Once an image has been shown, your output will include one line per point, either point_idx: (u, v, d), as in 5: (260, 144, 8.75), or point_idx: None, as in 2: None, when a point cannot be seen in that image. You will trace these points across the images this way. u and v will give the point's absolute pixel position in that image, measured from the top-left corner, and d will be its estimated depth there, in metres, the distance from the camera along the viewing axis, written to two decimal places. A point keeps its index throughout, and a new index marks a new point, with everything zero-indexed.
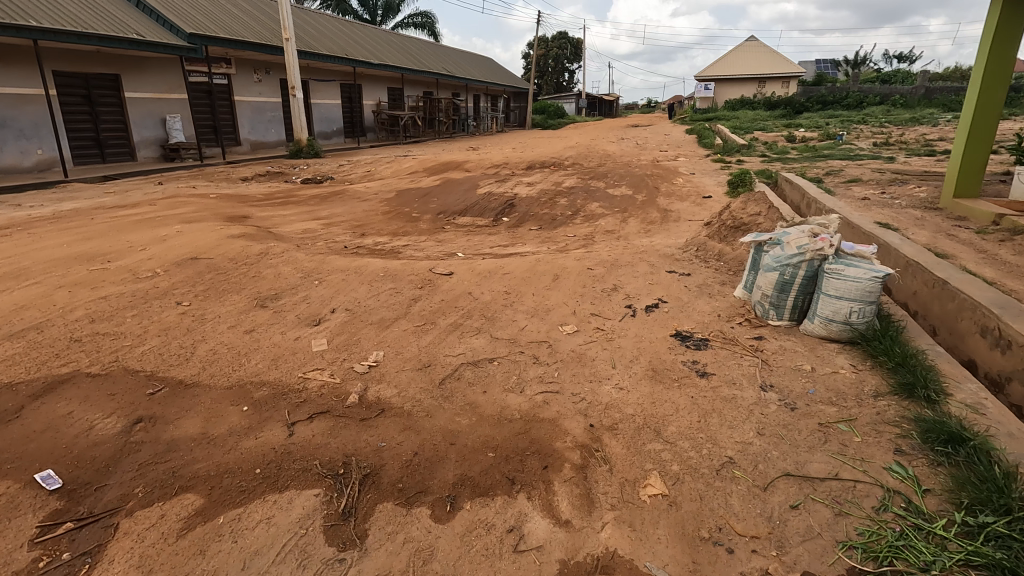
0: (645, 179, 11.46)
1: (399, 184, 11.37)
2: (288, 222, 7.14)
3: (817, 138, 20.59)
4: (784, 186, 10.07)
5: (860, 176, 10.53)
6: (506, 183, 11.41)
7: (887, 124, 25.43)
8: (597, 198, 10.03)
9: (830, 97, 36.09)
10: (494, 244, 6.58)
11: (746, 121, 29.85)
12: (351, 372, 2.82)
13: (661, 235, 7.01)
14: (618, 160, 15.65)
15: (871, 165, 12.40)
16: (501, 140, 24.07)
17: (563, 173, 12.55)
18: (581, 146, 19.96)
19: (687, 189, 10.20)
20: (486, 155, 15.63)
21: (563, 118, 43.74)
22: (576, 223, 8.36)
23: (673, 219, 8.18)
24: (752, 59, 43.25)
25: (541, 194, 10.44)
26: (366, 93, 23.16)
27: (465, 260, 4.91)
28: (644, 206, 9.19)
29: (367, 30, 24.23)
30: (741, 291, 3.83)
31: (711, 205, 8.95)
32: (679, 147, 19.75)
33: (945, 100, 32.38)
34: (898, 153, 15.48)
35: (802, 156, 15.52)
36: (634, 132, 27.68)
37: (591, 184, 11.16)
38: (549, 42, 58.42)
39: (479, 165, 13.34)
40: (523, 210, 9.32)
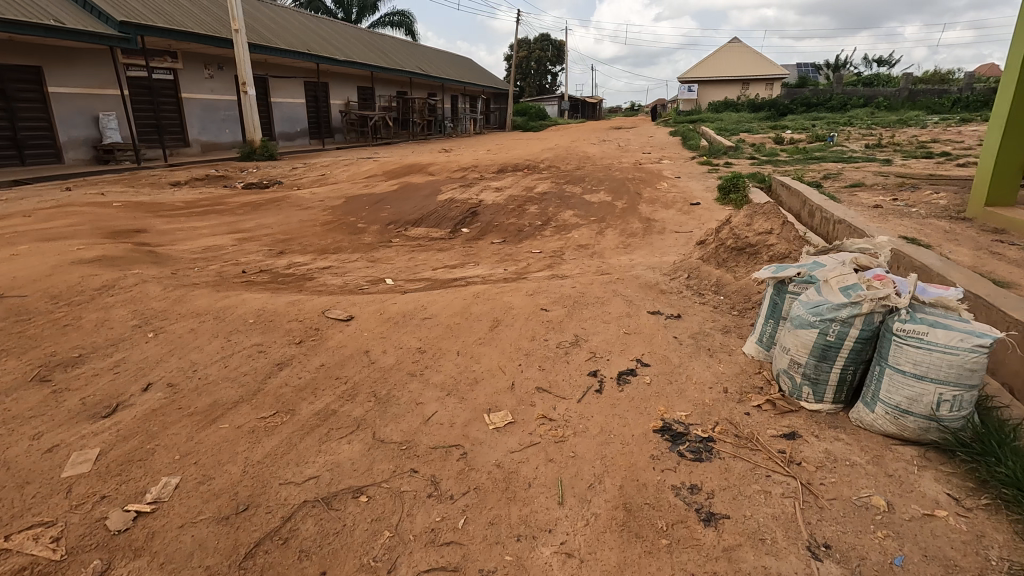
0: (626, 183, 10.37)
1: (353, 190, 10.14)
2: (193, 238, 5.89)
3: (805, 140, 19.75)
4: (781, 191, 8.99)
5: (862, 180, 9.53)
6: (471, 188, 10.23)
7: (874, 126, 24.77)
8: (572, 205, 8.90)
9: (814, 99, 35.55)
10: (440, 263, 5.40)
11: (730, 123, 29.10)
12: (94, 536, 1.60)
13: (643, 251, 5.87)
14: (598, 163, 14.54)
15: (870, 169, 11.45)
16: (478, 143, 22.92)
17: (536, 177, 11.42)
18: (561, 148, 18.88)
19: (672, 195, 9.12)
20: (457, 157, 14.43)
21: (545, 120, 42.77)
22: (545, 236, 7.21)
23: (656, 230, 7.07)
24: (736, 60, 42.68)
25: (510, 201, 9.28)
26: (333, 92, 21.84)
27: (384, 294, 3.71)
28: (623, 215, 8.07)
29: (335, 25, 22.90)
30: (754, 347, 2.69)
31: (699, 213, 7.86)
32: (664, 150, 18.77)
33: (929, 103, 32.02)
34: (894, 155, 14.62)
35: (793, 159, 14.54)
36: (616, 134, 26.69)
37: (566, 190, 10.01)
38: (531, 44, 57.47)
39: (445, 169, 12.14)
40: (486, 220, 8.15)
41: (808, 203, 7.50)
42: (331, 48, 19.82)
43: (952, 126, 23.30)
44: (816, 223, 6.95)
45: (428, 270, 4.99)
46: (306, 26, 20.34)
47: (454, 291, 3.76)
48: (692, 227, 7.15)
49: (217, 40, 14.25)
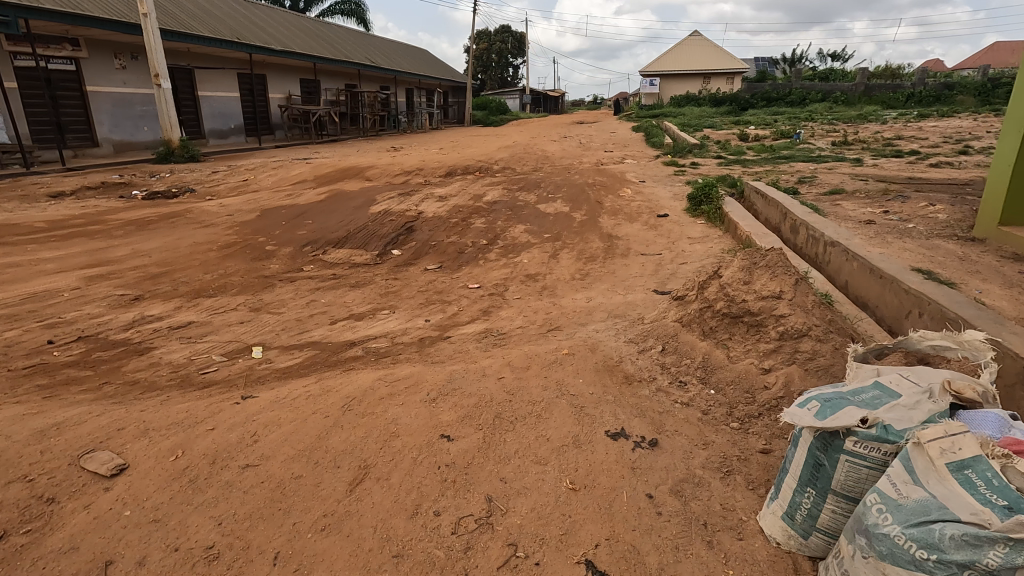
0: (585, 189, 9.33)
1: (273, 200, 8.81)
2: (23, 281, 4.53)
3: (770, 137, 19.15)
4: (757, 200, 8.11)
5: (841, 185, 8.72)
6: (412, 196, 9.02)
7: (836, 122, 24.57)
8: (524, 218, 7.79)
9: (774, 93, 35.42)
10: (344, 310, 4.19)
11: (692, 118, 28.59)
12: None
13: (602, 286, 4.80)
14: (557, 164, 13.46)
15: (844, 170, 10.75)
16: (432, 139, 21.59)
17: (487, 183, 10.27)
18: (519, 145, 17.78)
19: (637, 205, 8.11)
20: (402, 158, 13.12)
21: (505, 115, 41.54)
22: (490, 260, 6.07)
23: (618, 251, 6.02)
24: (697, 54, 42.38)
25: (453, 212, 8.12)
26: (272, 85, 20.12)
27: (228, 394, 2.54)
28: (581, 231, 7.00)
29: (273, 12, 21.13)
30: (780, 525, 1.65)
31: (668, 227, 6.85)
32: (626, 147, 17.86)
33: (885, 97, 32.32)
34: (862, 153, 14.07)
35: (761, 158, 13.78)
36: (578, 130, 25.74)
37: (519, 199, 8.90)
38: (491, 36, 56.24)
39: (386, 172, 10.86)
40: (422, 238, 6.96)
41: (790, 216, 6.59)
42: (266, 38, 18.13)
43: (911, 121, 23.28)
44: (801, 241, 6.04)
45: (322, 326, 3.80)
46: (238, 12, 18.59)
47: (334, 383, 2.62)
48: (660, 246, 6.12)
49: (124, 26, 12.55)
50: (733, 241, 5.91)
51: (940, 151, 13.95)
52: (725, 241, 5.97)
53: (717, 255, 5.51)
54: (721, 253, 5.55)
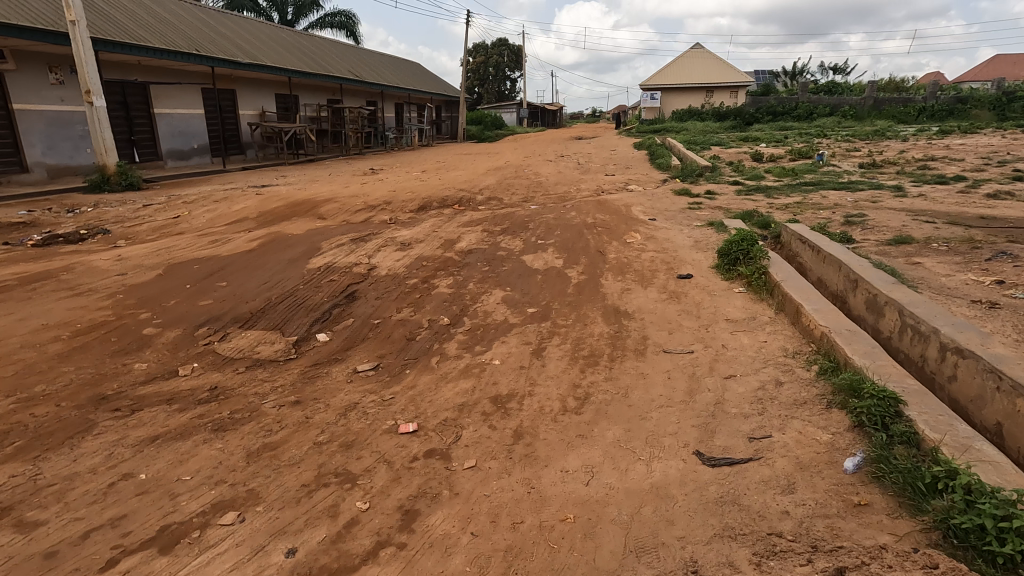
0: (584, 232, 7.57)
1: (192, 248, 7.03)
2: None
3: (786, 157, 17.48)
4: (805, 254, 6.36)
5: (905, 228, 6.93)
6: (368, 243, 7.26)
7: (852, 138, 22.95)
8: (505, 277, 6.02)
9: (780, 107, 33.94)
10: (157, 514, 2.40)
11: (697, 134, 26.98)
12: None
13: (611, 432, 3.02)
14: (551, 192, 11.73)
15: (892, 205, 9.03)
16: (418, 158, 19.94)
17: (466, 222, 8.52)
18: (511, 167, 16.10)
19: (651, 260, 6.35)
20: (373, 187, 11.37)
21: (500, 130, 40.15)
22: (447, 355, 4.29)
23: (630, 345, 4.26)
24: (700, 68, 40.98)
25: (414, 268, 6.35)
26: (241, 101, 18.51)
27: None
28: (577, 303, 5.22)
29: (246, 24, 19.65)
30: None
31: (695, 299, 5.08)
32: (630, 169, 16.18)
33: (896, 111, 30.86)
34: (899, 179, 12.36)
35: (784, 184, 12.05)
36: (576, 148, 24.10)
37: (500, 248, 7.13)
38: (488, 49, 55.09)
39: (346, 208, 9.10)
40: (364, 312, 5.19)
41: (863, 284, 4.83)
42: (233, 50, 16.58)
43: (934, 138, 21.59)
44: (891, 329, 4.27)
45: None
46: (203, 23, 17.06)
47: None
48: (688, 336, 4.34)
49: (51, 35, 10.85)
50: (796, 331, 4.14)
51: (989, 176, 12.17)
52: (783, 329, 4.21)
53: (778, 360, 3.74)
54: (783, 355, 3.78)
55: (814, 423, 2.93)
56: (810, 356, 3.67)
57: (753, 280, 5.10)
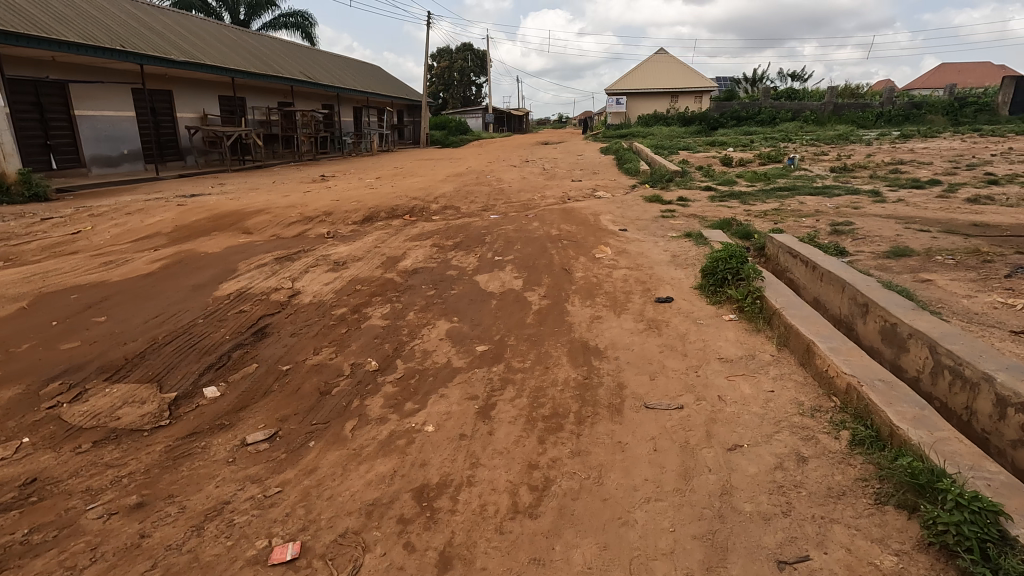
0: (547, 246, 6.68)
1: (76, 272, 5.83)
2: None
3: (756, 160, 17.05)
4: (796, 269, 5.60)
5: (900, 238, 6.27)
6: (296, 262, 6.19)
7: (817, 142, 22.83)
8: (453, 304, 5.05)
9: (743, 112, 34.00)
10: None
11: (664, 139, 26.57)
12: None
13: (578, 555, 2.10)
14: (513, 200, 10.84)
15: (875, 211, 8.44)
16: (375, 164, 18.81)
17: (415, 236, 7.52)
18: (472, 173, 15.16)
19: (624, 280, 5.48)
20: (316, 195, 10.23)
21: (465, 135, 39.26)
22: (368, 417, 3.30)
23: (602, 398, 3.35)
24: (664, 73, 40.96)
25: (345, 293, 5.32)
26: (179, 102, 17.08)
27: None
28: (538, 337, 4.30)
29: (185, 20, 18.23)
30: None
31: (679, 331, 4.21)
32: (597, 175, 15.45)
33: (855, 116, 31.21)
34: (874, 183, 11.92)
35: (758, 190, 11.45)
36: (542, 153, 23.36)
37: (451, 266, 6.16)
38: (452, 54, 54.22)
39: (278, 220, 7.98)
40: (271, 355, 4.15)
41: (875, 308, 4.05)
42: (167, 48, 15.25)
43: (896, 142, 21.63)
44: (919, 370, 3.48)
45: None
46: (134, 18, 15.67)
47: None
48: (673, 384, 3.46)
49: None
50: (809, 376, 3.30)
51: (962, 180, 11.84)
52: (792, 373, 3.37)
53: (793, 420, 2.88)
54: (798, 414, 2.93)
55: (864, 534, 2.08)
56: (837, 416, 2.82)
57: (744, 300, 4.35)
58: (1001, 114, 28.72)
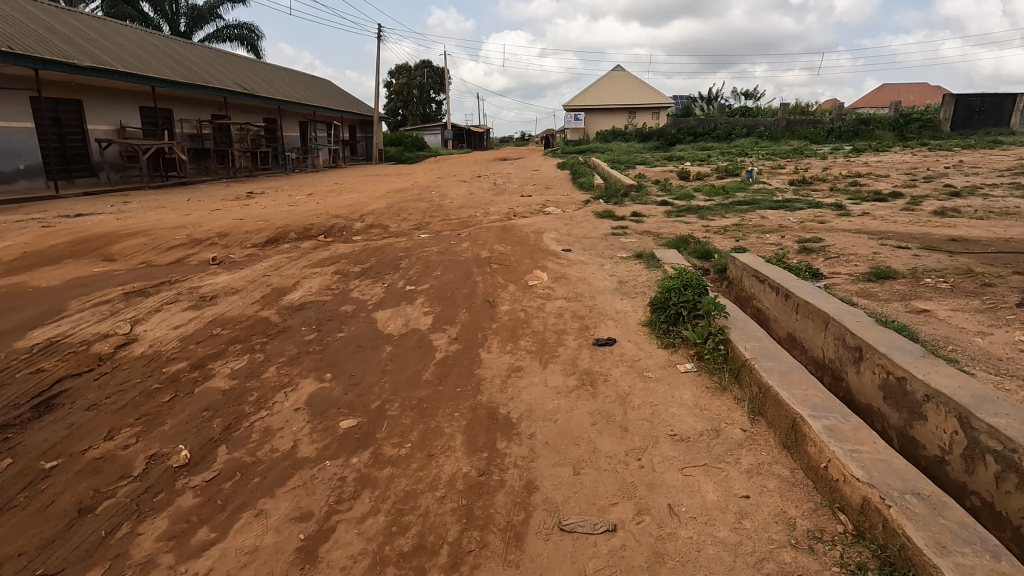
0: (473, 272, 5.58)
1: None
2: None
3: (713, 174, 16.48)
4: (764, 298, 4.65)
5: (878, 257, 5.42)
6: (150, 297, 4.88)
7: (774, 156, 22.64)
8: (333, 352, 3.87)
9: (700, 127, 34.02)
10: None
11: (622, 154, 26.05)
12: None
13: None
14: (452, 217, 9.74)
15: (843, 226, 7.67)
16: (315, 180, 17.46)
17: (320, 261, 6.31)
18: (416, 188, 14.01)
19: (558, 314, 4.42)
20: (222, 214, 8.88)
21: (422, 152, 38.17)
22: (125, 563, 2.09)
23: (499, 513, 2.24)
24: (622, 89, 40.94)
25: (193, 340, 4.06)
26: (90, 113, 15.41)
27: None
28: (431, 403, 3.16)
29: (101, 24, 16.64)
30: None
31: (618, 391, 3.15)
32: (550, 190, 14.54)
33: (807, 131, 31.54)
34: (835, 196, 11.33)
35: (717, 204, 10.68)
36: (497, 168, 22.42)
37: (349, 299, 4.99)
38: (411, 71, 53.42)
39: (154, 245, 6.62)
40: (40, 443, 2.87)
41: (870, 354, 3.09)
42: (71, 51, 13.68)
43: (850, 156, 21.55)
44: (943, 449, 2.50)
45: None
46: (32, 18, 14.02)
47: None
48: (604, 483, 2.38)
49: None
50: (799, 470, 2.29)
51: (924, 192, 11.36)
52: (773, 465, 2.34)
53: (783, 562, 1.83)
54: (789, 548, 1.88)
55: None
56: (849, 556, 1.79)
57: (698, 340, 3.36)
58: (943, 130, 29.41)
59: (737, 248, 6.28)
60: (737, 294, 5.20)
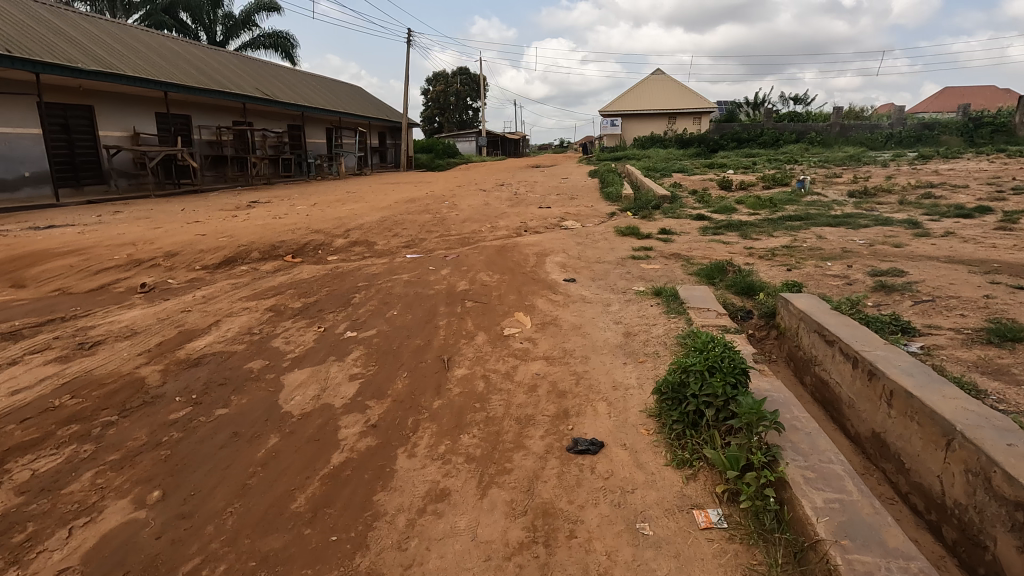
0: (439, 313, 4.31)
1: None
2: None
3: (759, 184, 14.79)
4: (832, 368, 3.23)
5: (997, 305, 3.89)
6: (16, 342, 3.82)
7: (828, 163, 20.59)
8: (190, 447, 2.68)
9: (745, 133, 31.96)
10: None
11: (659, 161, 24.44)
12: None
13: None
14: (453, 233, 8.54)
15: (928, 251, 6.07)
16: (330, 188, 16.64)
17: (264, 290, 5.17)
18: (428, 198, 12.91)
19: (530, 387, 3.11)
20: (194, 228, 7.93)
21: (454, 159, 37.39)
22: None
23: None
24: (661, 94, 39.15)
25: (19, 417, 2.94)
26: (102, 119, 15.02)
27: None
28: (275, 571, 1.92)
29: (119, 31, 16.37)
30: None
31: (585, 569, 1.83)
32: (574, 201, 13.20)
33: (863, 137, 29.04)
34: (907, 211, 9.58)
35: (763, 219, 9.12)
36: (524, 176, 21.22)
37: (267, 349, 3.80)
38: (448, 78, 53.03)
39: (84, 266, 5.63)
40: None
41: None
42: (77, 54, 13.22)
43: (915, 164, 19.32)
44: None
45: None
46: (42, 23, 13.69)
47: None
48: None
49: None
50: None
51: (1017, 206, 9.49)
52: None
53: None
54: None
55: None
56: None
57: (727, 466, 2.07)
58: (1020, 134, 26.44)
59: (790, 282, 4.84)
60: (793, 354, 3.77)
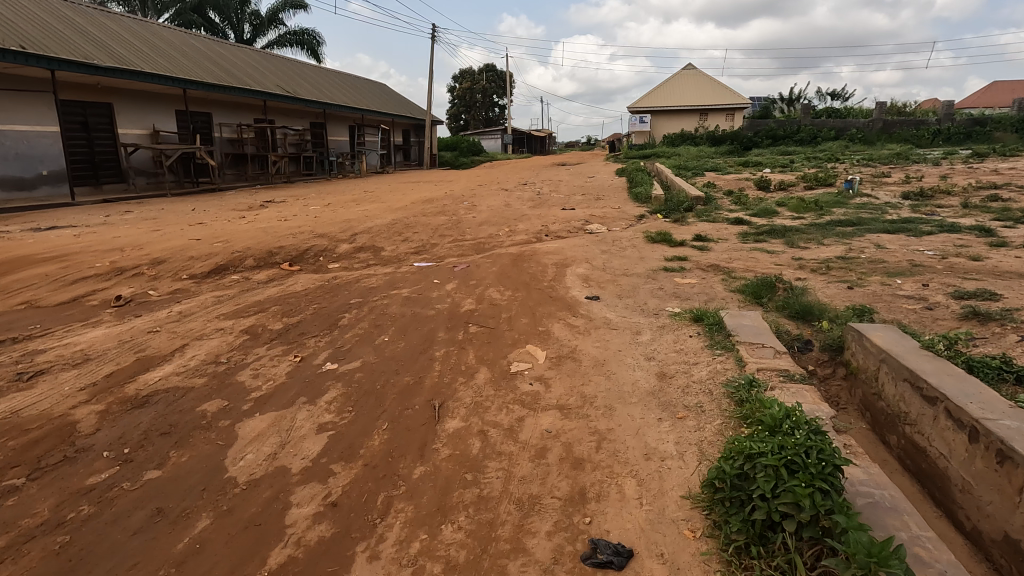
0: (437, 340, 3.66)
1: None
2: None
3: (800, 184, 13.75)
4: (933, 434, 2.48)
5: None
6: None
7: (873, 161, 19.31)
8: (97, 530, 2.09)
9: (781, 130, 30.56)
10: None
11: (690, 159, 23.38)
12: None
13: None
14: (467, 237, 7.90)
15: (1017, 266, 5.16)
16: (348, 188, 16.22)
17: (248, 305, 4.61)
18: (446, 199, 12.31)
19: (537, 452, 2.44)
20: (191, 231, 7.46)
21: (478, 157, 36.82)
22: None
23: None
24: (693, 89, 37.84)
25: None
26: (121, 117, 14.86)
27: None
28: None
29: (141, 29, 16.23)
30: None
31: None
32: (600, 201, 12.44)
33: (909, 134, 27.37)
34: (974, 216, 8.55)
35: (810, 224, 8.22)
36: (549, 175, 20.48)
37: (230, 384, 3.20)
38: (475, 75, 52.50)
39: (59, 276, 5.16)
40: None
41: None
42: (96, 51, 13.02)
43: (970, 162, 17.93)
44: None
45: None
46: (63, 21, 13.55)
47: None
48: None
49: None
50: None
51: None
52: None
53: None
54: None
55: None
56: None
57: None
58: None
59: (858, 306, 4.04)
60: (872, 404, 3.01)
